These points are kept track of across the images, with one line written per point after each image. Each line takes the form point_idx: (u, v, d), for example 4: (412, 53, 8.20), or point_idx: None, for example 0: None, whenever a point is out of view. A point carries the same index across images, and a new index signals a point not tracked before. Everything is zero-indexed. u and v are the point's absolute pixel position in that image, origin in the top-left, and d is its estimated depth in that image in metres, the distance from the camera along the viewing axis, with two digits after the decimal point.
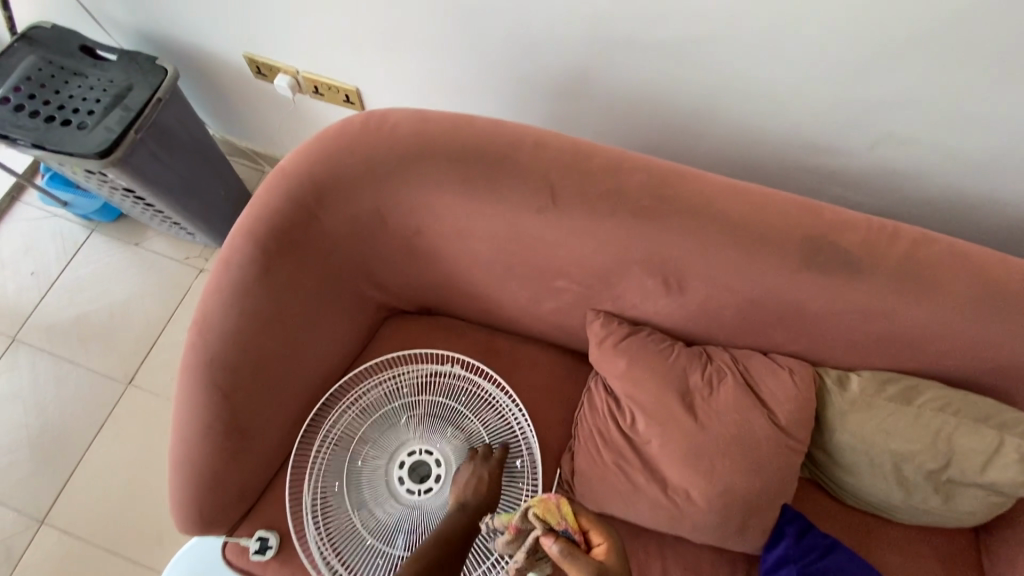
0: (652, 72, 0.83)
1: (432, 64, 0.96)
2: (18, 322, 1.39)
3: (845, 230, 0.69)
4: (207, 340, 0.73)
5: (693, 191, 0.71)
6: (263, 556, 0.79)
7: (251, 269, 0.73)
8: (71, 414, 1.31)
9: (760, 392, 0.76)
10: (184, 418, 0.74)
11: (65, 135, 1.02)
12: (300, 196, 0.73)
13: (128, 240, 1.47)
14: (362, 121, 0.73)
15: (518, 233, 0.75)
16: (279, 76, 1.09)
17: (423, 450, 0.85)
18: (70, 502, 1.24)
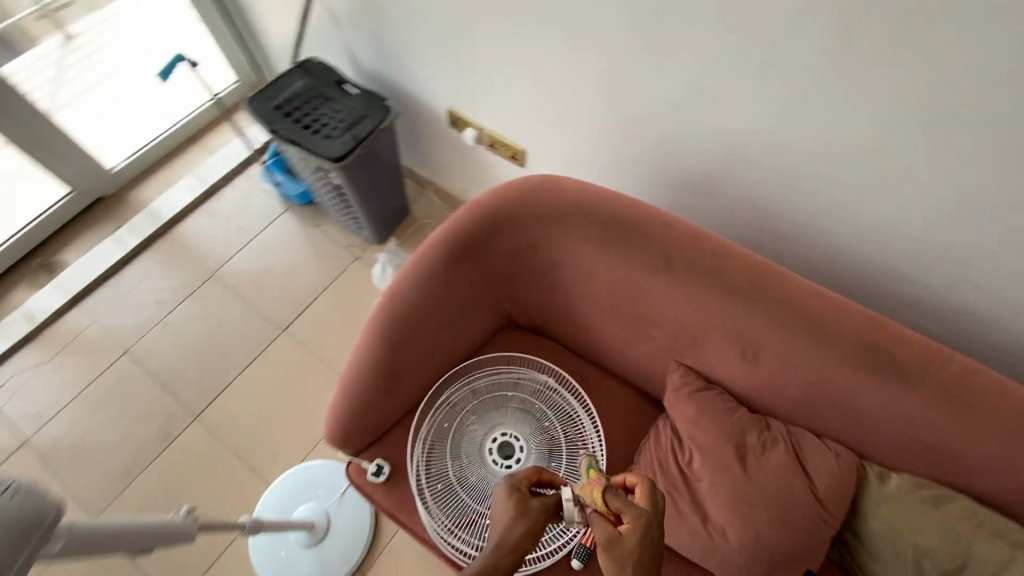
0: (767, 189, 1.03)
1: (589, 145, 1.22)
2: (219, 262, 1.80)
3: (907, 347, 0.83)
4: (391, 305, 1.01)
5: (783, 286, 0.88)
6: (377, 478, 1.03)
7: (434, 263, 1.00)
8: (236, 342, 1.67)
9: (806, 464, 0.90)
10: (360, 357, 1.02)
11: (315, 140, 1.40)
12: (482, 220, 1.00)
13: (311, 221, 1.87)
14: (539, 178, 1.00)
15: (634, 285, 0.97)
16: (468, 130, 1.41)
17: (512, 435, 1.07)
18: (219, 408, 1.57)
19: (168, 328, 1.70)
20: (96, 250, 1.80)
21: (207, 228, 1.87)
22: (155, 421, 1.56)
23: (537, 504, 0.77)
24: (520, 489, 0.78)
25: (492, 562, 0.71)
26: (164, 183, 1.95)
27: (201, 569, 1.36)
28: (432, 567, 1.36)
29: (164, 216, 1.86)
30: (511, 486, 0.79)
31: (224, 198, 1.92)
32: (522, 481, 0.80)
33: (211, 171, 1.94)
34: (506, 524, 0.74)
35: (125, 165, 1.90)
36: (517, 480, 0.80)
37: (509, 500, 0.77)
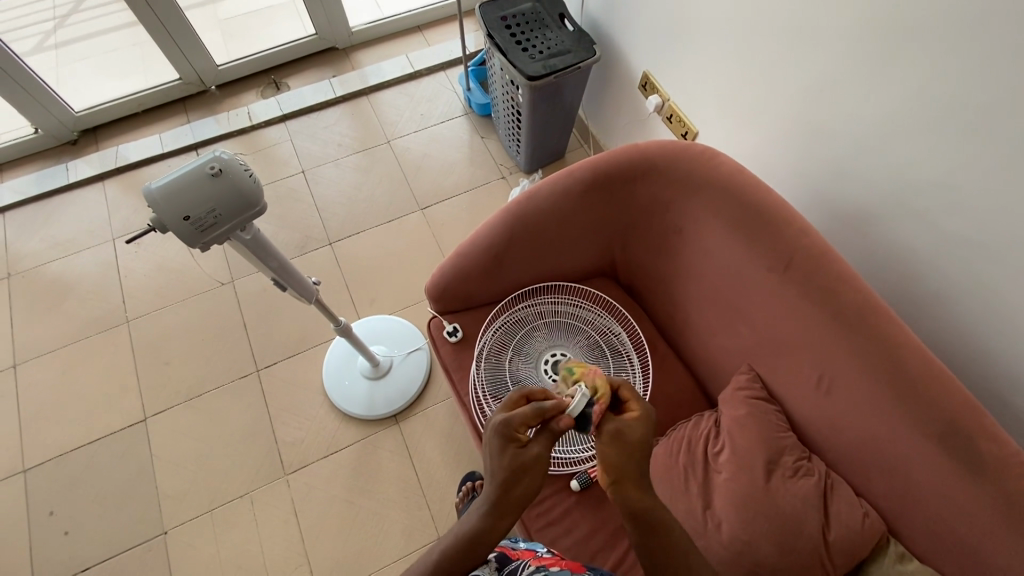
0: (919, 250, 0.97)
1: (761, 148, 1.23)
2: (395, 134, 2.06)
3: (992, 442, 0.79)
4: (526, 201, 1.13)
5: (892, 331, 0.87)
6: (449, 336, 1.19)
7: (577, 182, 1.11)
8: (383, 201, 1.92)
9: (829, 507, 0.90)
10: (483, 233, 1.16)
11: (519, 56, 1.55)
12: (635, 163, 1.08)
13: (480, 132, 2.07)
14: (702, 147, 1.05)
15: (744, 275, 1.01)
16: (654, 96, 1.48)
17: (570, 358, 1.16)
18: (349, 244, 1.85)
19: (338, 167, 2.00)
20: (315, 86, 2.15)
21: (398, 102, 2.13)
22: (301, 232, 1.87)
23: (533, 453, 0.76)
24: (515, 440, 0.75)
25: (490, 522, 0.75)
26: (383, 55, 2.25)
27: (285, 354, 1.65)
28: (451, 446, 1.52)
29: (372, 80, 2.15)
30: (505, 439, 0.75)
31: (423, 84, 2.17)
32: (516, 424, 0.76)
33: (422, 59, 2.20)
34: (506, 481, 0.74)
35: (362, 29, 2.22)
36: (510, 425, 0.75)
37: (504, 456, 0.75)
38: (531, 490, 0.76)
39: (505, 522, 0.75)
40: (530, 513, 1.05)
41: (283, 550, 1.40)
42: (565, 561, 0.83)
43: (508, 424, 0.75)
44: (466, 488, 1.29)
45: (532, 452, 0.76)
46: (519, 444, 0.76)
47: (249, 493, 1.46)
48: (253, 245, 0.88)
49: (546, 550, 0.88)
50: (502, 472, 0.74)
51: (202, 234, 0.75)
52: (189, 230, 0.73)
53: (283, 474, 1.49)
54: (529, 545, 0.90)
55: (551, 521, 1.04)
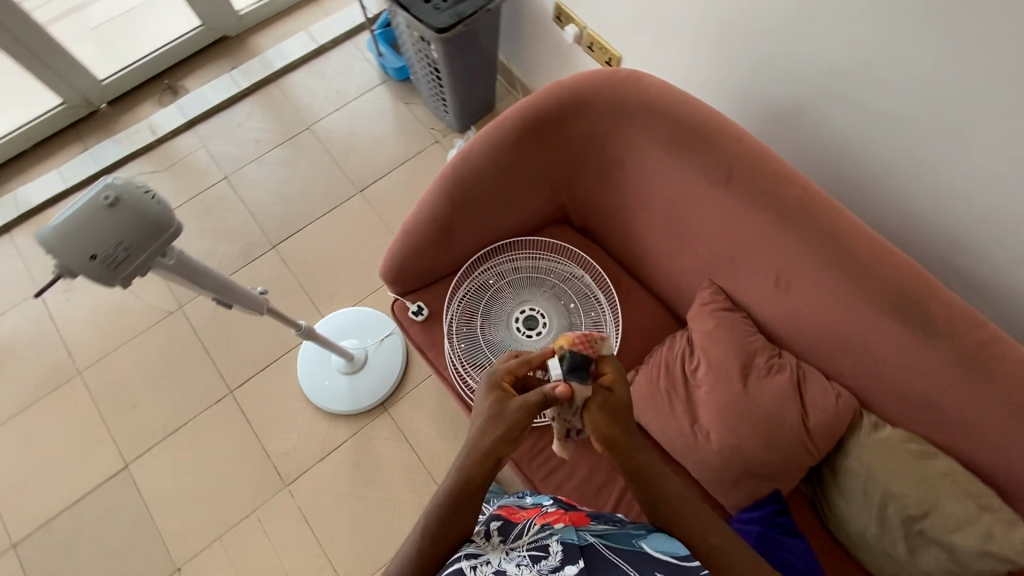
0: (849, 135, 0.98)
1: (684, 62, 1.21)
2: (314, 118, 1.95)
3: (939, 302, 0.84)
4: (463, 163, 1.09)
5: (834, 219, 0.89)
6: (415, 316, 1.17)
7: (510, 134, 1.07)
8: (318, 191, 1.83)
9: (805, 395, 0.95)
10: (425, 205, 1.12)
11: (424, 9, 1.45)
12: (563, 102, 1.05)
13: (402, 98, 1.97)
14: (626, 73, 1.02)
15: (691, 194, 1.01)
16: (571, 26, 1.42)
17: (540, 312, 1.17)
18: (292, 244, 1.76)
19: (262, 165, 1.88)
20: (216, 83, 1.98)
21: (309, 84, 2.00)
22: (239, 241, 1.78)
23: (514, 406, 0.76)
24: (499, 390, 0.78)
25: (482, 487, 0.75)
26: (281, 34, 2.08)
27: (256, 369, 1.60)
28: (443, 420, 1.53)
29: (275, 65, 2.00)
30: (495, 387, 0.79)
31: (331, 58, 2.03)
32: (503, 373, 0.81)
33: (323, 31, 2.05)
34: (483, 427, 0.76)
35: (251, 11, 2.04)
36: (499, 374, 0.81)
37: (487, 401, 0.77)
38: (511, 441, 0.76)
39: (493, 469, 0.76)
40: (530, 466, 1.07)
41: (303, 556, 1.41)
42: (569, 515, 0.74)
43: (494, 373, 0.80)
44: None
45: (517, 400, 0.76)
46: (506, 394, 0.78)
47: (254, 512, 1.45)
48: (181, 270, 0.82)
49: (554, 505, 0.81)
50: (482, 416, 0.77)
51: (118, 271, 0.70)
52: (102, 269, 0.68)
53: (284, 485, 1.48)
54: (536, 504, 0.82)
55: (553, 468, 1.07)
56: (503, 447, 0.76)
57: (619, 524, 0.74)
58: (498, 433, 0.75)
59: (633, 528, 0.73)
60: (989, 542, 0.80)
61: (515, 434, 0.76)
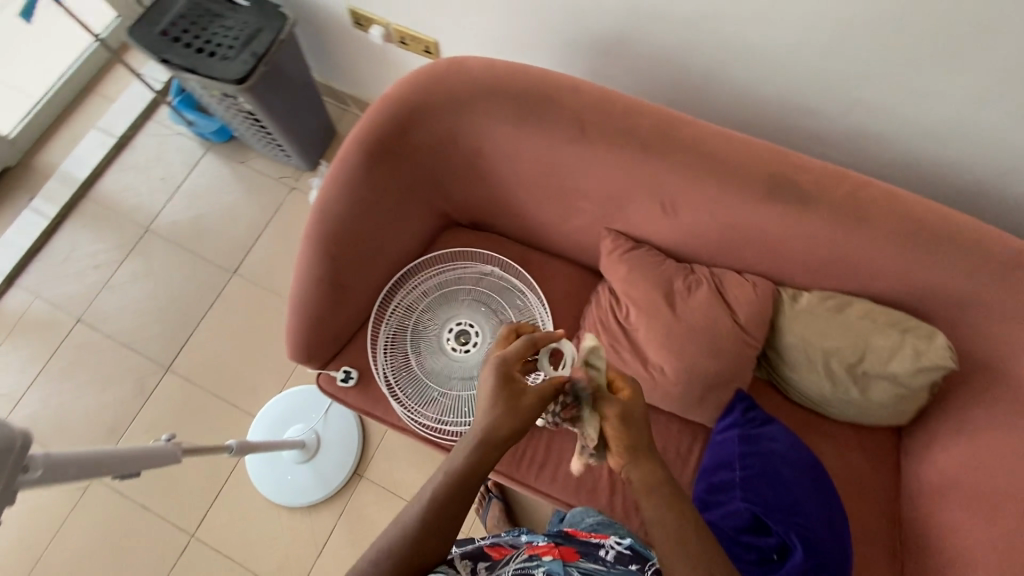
0: (673, 46, 1.00)
1: (499, 27, 1.17)
2: (150, 216, 1.73)
3: (802, 172, 0.89)
4: (323, 217, 0.99)
5: (690, 133, 0.91)
6: (347, 383, 1.10)
7: (356, 169, 0.98)
8: (190, 291, 1.66)
9: (728, 298, 0.99)
10: (303, 273, 1.03)
11: (212, 64, 1.30)
12: (395, 116, 0.96)
13: (235, 158, 1.79)
14: (445, 62, 0.95)
15: (557, 157, 0.98)
16: (374, 27, 1.33)
17: (466, 322, 1.12)
18: (188, 357, 1.59)
19: (115, 289, 1.66)
20: (18, 223, 1.71)
21: (128, 182, 1.77)
22: (127, 379, 1.58)
23: (528, 396, 0.75)
24: (511, 382, 0.76)
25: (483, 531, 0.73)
26: (69, 141, 1.81)
27: (209, 499, 1.46)
28: (423, 459, 1.49)
29: (78, 178, 1.75)
30: (508, 378, 0.76)
31: (139, 146, 1.80)
32: (513, 362, 0.77)
33: (116, 120, 1.81)
34: (490, 418, 0.73)
35: (19, 129, 1.75)
36: (508, 362, 0.77)
37: (498, 392, 0.74)
38: (519, 428, 0.74)
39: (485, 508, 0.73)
40: (521, 470, 1.07)
41: None
42: (559, 548, 0.76)
43: (505, 360, 0.76)
44: (480, 493, 1.37)
45: (528, 392, 0.75)
46: (516, 386, 0.76)
47: None
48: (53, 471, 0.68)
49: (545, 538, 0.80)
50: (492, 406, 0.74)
51: None
52: None
53: None
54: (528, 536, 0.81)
55: (542, 463, 1.07)
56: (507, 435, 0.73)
57: (608, 564, 0.75)
58: (495, 415, 0.73)
59: (621, 568, 0.75)
60: (920, 358, 0.88)
61: (527, 425, 0.75)
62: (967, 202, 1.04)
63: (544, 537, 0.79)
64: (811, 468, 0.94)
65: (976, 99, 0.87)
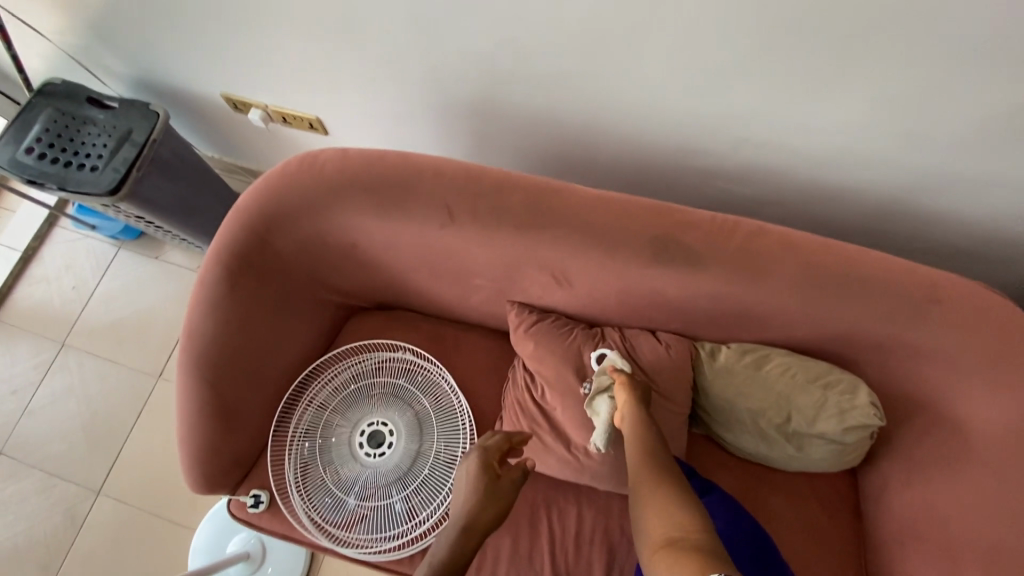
0: (544, 99, 0.94)
1: (372, 99, 1.11)
2: (66, 328, 1.65)
3: (688, 229, 0.81)
4: (195, 343, 0.91)
5: (565, 202, 0.84)
6: (257, 509, 1.01)
7: (221, 288, 0.90)
8: (115, 404, 1.57)
9: (642, 364, 0.91)
10: (185, 405, 0.94)
11: (81, 177, 1.21)
12: (253, 227, 0.89)
13: (149, 254, 1.71)
14: (297, 162, 0.88)
15: (433, 245, 0.90)
16: (251, 111, 1.26)
17: (378, 422, 1.04)
18: (119, 476, 1.50)
19: (37, 412, 1.57)
20: None
21: (39, 296, 1.68)
22: (57, 510, 1.48)
23: (505, 482, 0.78)
24: (489, 465, 0.79)
25: None
26: None
27: None
28: None
29: None
30: (484, 464, 0.79)
31: (47, 256, 1.72)
32: (494, 453, 0.80)
33: (19, 232, 1.73)
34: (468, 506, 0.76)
35: None
36: (488, 453, 0.80)
37: (475, 480, 0.77)
38: (498, 516, 0.76)
39: None
40: None
41: None
42: None
43: (486, 450, 0.80)
44: None
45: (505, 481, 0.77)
46: (495, 474, 0.78)
47: None
48: None
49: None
50: (471, 494, 0.76)
51: None
52: None
53: None
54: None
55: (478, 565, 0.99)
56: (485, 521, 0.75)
57: None
58: (473, 504, 0.75)
59: None
60: (846, 417, 0.81)
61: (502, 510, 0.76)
62: (887, 219, 0.97)
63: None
64: (754, 541, 0.85)
65: (862, 121, 0.80)
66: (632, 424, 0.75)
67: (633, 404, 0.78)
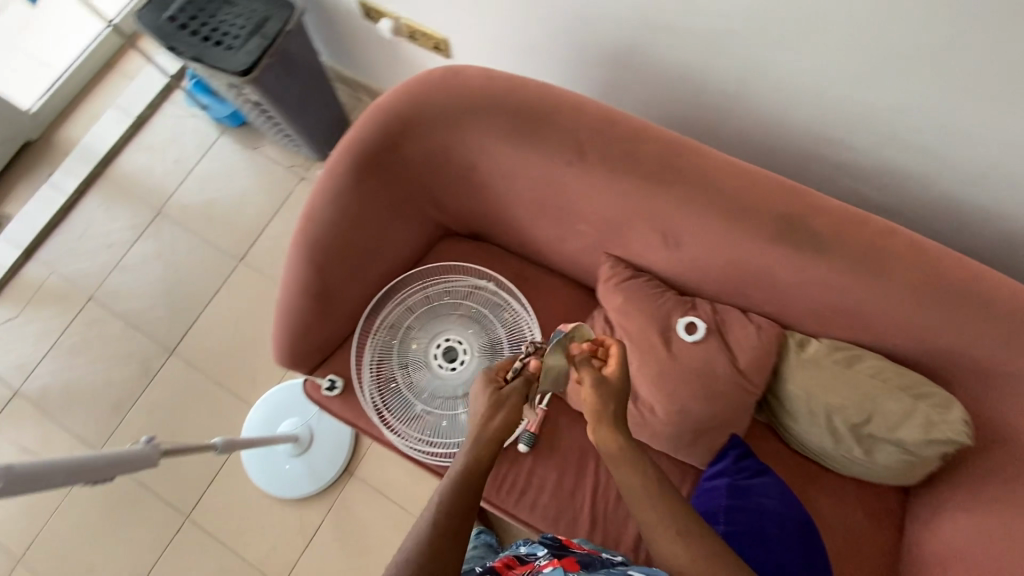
0: (691, 58, 0.93)
1: (508, 28, 1.10)
2: (163, 198, 1.75)
3: (818, 214, 0.81)
4: (313, 227, 0.97)
5: (698, 163, 0.84)
6: (331, 392, 1.08)
7: (348, 180, 0.95)
8: (196, 277, 1.67)
9: (729, 339, 0.92)
10: (291, 282, 1.01)
11: (217, 54, 1.26)
12: (387, 127, 0.92)
13: (248, 144, 1.78)
14: (442, 73, 0.90)
15: (553, 181, 0.92)
16: (383, 20, 1.27)
17: (455, 339, 1.09)
18: (192, 342, 1.62)
19: (127, 269, 1.69)
20: (36, 201, 1.75)
21: (142, 163, 1.78)
22: (133, 360, 1.61)
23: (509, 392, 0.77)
24: (496, 381, 0.78)
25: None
26: (89, 118, 1.83)
27: (205, 484, 1.49)
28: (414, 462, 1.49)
29: (96, 157, 1.77)
30: (491, 381, 0.78)
31: (155, 127, 1.81)
32: (501, 371, 0.81)
33: (134, 100, 1.82)
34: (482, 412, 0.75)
35: (42, 106, 1.78)
36: (496, 370, 0.81)
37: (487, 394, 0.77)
38: (505, 426, 0.75)
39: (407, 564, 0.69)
40: (500, 494, 1.05)
41: None
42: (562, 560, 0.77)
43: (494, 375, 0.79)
44: None
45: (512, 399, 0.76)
46: (501, 386, 0.78)
47: None
48: (18, 487, 0.68)
49: (543, 551, 0.80)
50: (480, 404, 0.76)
51: None
52: None
53: None
54: (527, 549, 0.82)
55: (522, 489, 1.05)
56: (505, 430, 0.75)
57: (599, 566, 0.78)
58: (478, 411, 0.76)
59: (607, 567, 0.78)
60: (933, 429, 0.82)
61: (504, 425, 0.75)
62: (1016, 250, 0.94)
63: (543, 550, 0.80)
64: (801, 526, 0.88)
65: None
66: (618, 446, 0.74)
67: (618, 421, 0.75)
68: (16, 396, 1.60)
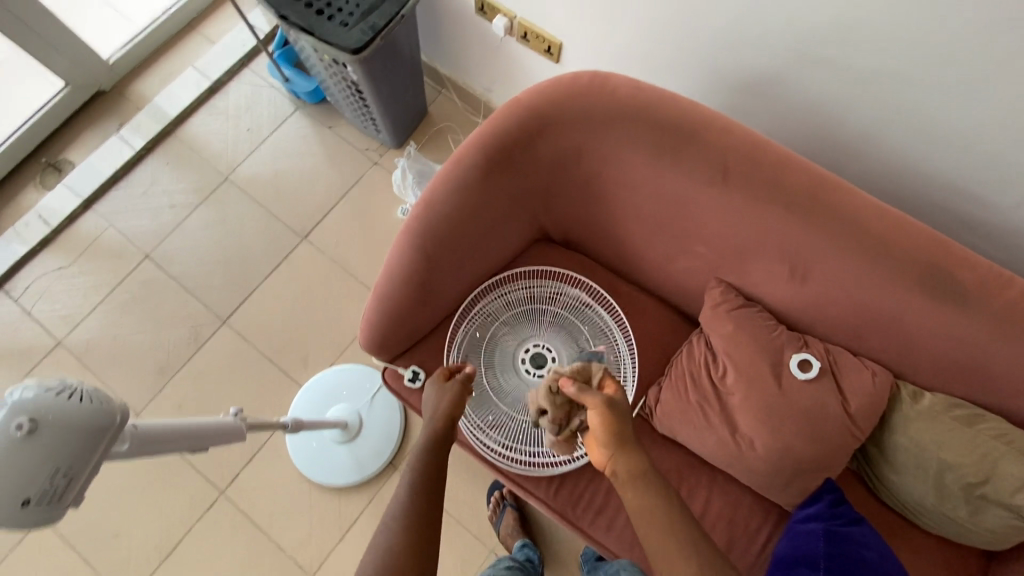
0: (838, 94, 0.92)
1: (636, 42, 1.10)
2: (232, 165, 1.72)
3: (963, 267, 0.81)
4: (431, 212, 0.96)
5: (842, 200, 0.84)
6: (413, 384, 1.05)
7: (476, 171, 0.95)
8: (257, 248, 1.64)
9: (843, 383, 0.90)
10: (396, 266, 0.99)
11: (330, 29, 1.26)
12: (527, 125, 0.93)
13: (323, 122, 1.76)
14: (590, 77, 0.91)
15: (685, 199, 0.92)
16: (498, 17, 1.26)
17: (544, 346, 1.07)
18: (246, 314, 1.59)
19: (187, 232, 1.66)
20: (102, 151, 1.72)
21: (213, 127, 1.76)
22: (184, 326, 1.58)
23: (450, 383, 0.89)
24: (440, 377, 0.91)
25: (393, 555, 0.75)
26: (165, 76, 1.81)
27: (244, 460, 1.45)
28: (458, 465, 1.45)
29: (169, 115, 1.75)
30: (437, 377, 0.92)
31: (231, 93, 1.79)
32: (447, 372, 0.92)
33: (214, 63, 1.80)
34: (435, 401, 0.89)
35: (121, 57, 1.76)
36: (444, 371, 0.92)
37: (432, 387, 0.90)
38: (452, 410, 0.87)
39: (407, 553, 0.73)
40: (575, 510, 1.02)
41: None
42: None
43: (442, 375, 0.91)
44: (495, 499, 1.33)
45: (455, 390, 0.88)
46: (443, 380, 0.91)
47: None
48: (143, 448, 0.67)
49: None
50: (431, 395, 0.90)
51: (61, 500, 0.53)
52: (41, 511, 0.52)
53: None
54: None
55: (599, 508, 1.02)
56: (454, 412, 0.87)
57: None
58: (434, 401, 0.89)
59: None
60: None
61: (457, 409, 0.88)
62: None
63: None
64: None
65: None
66: (625, 475, 0.71)
67: (620, 450, 0.72)
68: (59, 347, 1.55)
